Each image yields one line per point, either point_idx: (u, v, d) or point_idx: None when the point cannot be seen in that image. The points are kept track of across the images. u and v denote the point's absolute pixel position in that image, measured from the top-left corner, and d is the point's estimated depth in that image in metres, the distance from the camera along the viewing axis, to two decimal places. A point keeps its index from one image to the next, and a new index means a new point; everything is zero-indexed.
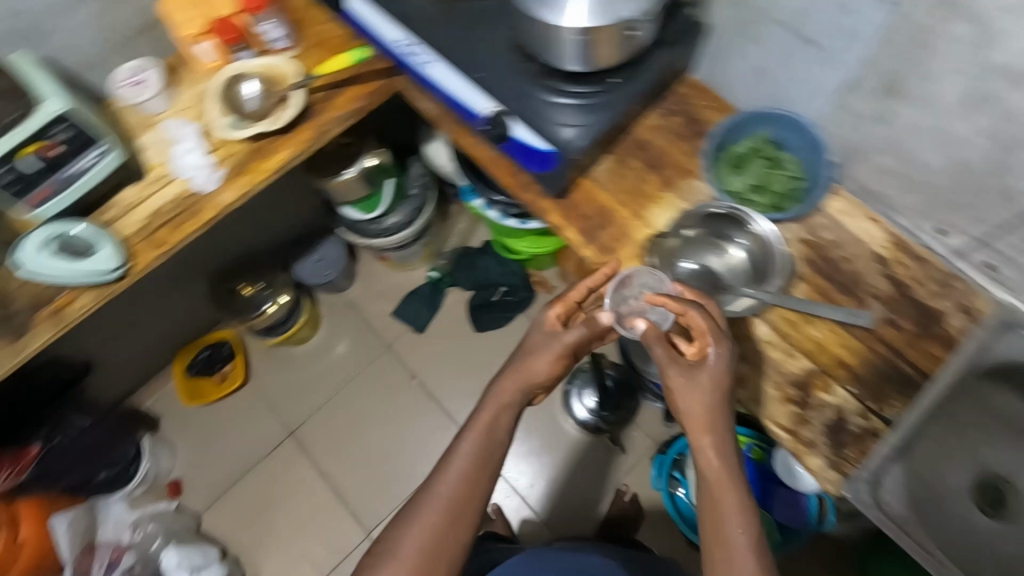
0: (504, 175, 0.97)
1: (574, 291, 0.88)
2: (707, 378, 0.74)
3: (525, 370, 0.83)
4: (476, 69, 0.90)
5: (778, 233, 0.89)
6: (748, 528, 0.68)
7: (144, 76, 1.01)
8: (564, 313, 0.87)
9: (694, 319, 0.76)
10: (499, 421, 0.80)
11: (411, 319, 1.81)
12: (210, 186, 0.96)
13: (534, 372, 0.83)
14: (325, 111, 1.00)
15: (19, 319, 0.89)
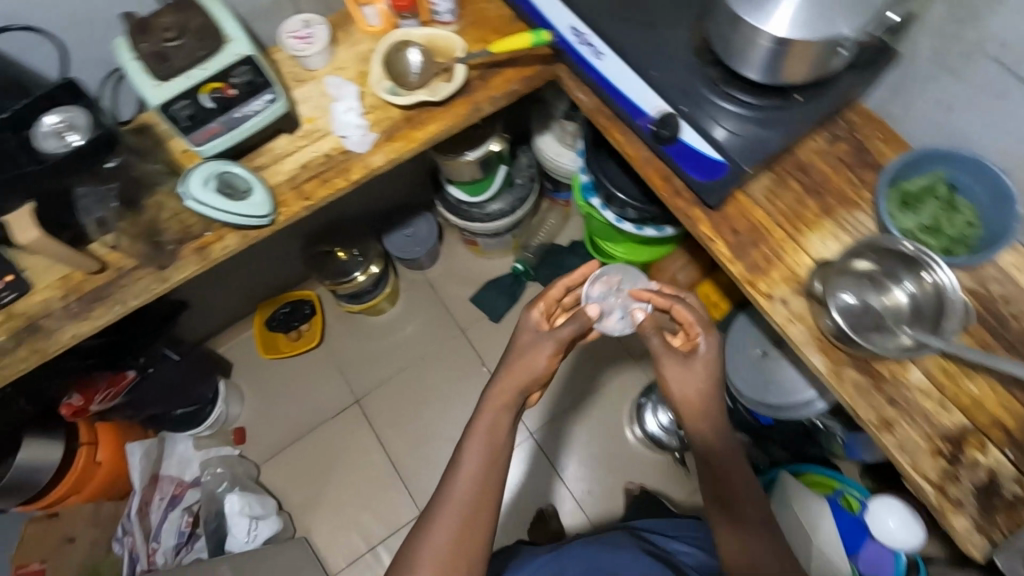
0: (655, 177, 0.93)
1: (553, 288, 0.99)
2: (701, 365, 0.85)
3: (521, 367, 0.87)
4: (651, 66, 0.88)
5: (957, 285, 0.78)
6: (755, 500, 0.82)
7: (309, 31, 1.00)
8: (546, 310, 0.97)
9: (684, 309, 0.90)
10: (499, 424, 0.84)
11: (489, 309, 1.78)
12: (362, 147, 0.96)
13: (531, 366, 0.87)
14: (481, 89, 0.99)
15: (165, 247, 0.91)
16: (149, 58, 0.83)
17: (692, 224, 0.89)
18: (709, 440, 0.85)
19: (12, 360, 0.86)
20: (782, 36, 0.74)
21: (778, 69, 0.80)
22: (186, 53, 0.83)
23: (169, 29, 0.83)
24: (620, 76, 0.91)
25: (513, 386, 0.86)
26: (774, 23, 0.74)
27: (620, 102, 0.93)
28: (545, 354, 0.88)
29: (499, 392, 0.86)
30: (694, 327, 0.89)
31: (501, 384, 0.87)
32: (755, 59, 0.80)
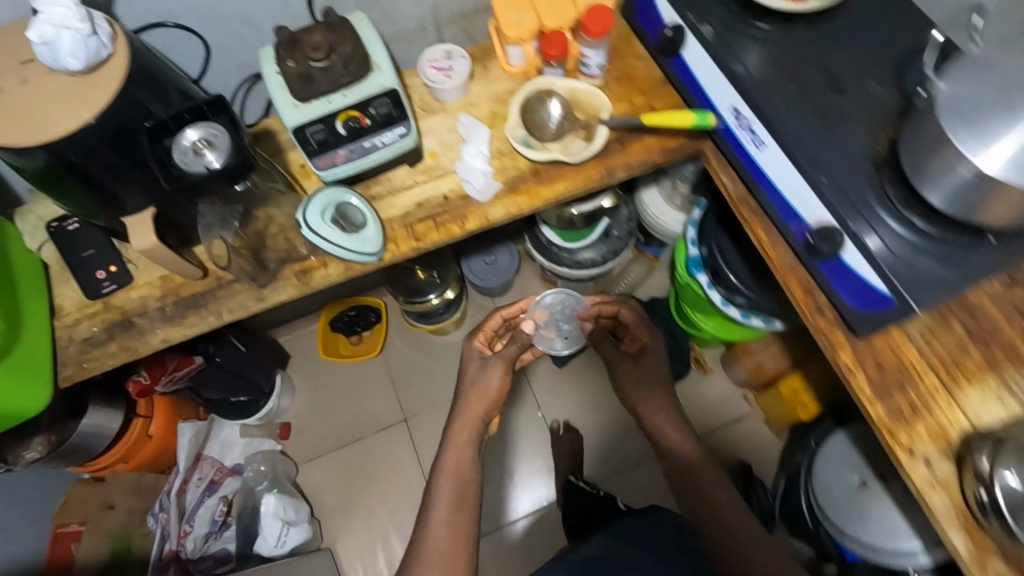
0: (795, 287, 0.84)
1: (495, 317, 1.17)
2: (649, 360, 1.15)
3: (471, 396, 1.06)
4: (819, 170, 0.79)
5: None
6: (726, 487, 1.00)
7: (450, 64, 0.95)
8: (488, 333, 1.17)
9: (627, 312, 1.15)
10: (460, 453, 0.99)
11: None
12: (485, 196, 0.91)
13: (488, 387, 1.07)
14: (618, 154, 0.92)
15: (267, 264, 0.88)
16: (293, 76, 0.79)
17: (832, 350, 0.80)
18: (673, 434, 1.09)
19: (102, 354, 0.85)
20: (996, 174, 0.63)
21: (974, 206, 0.68)
22: (330, 77, 0.80)
23: (317, 47, 0.80)
24: (778, 171, 0.82)
25: (469, 416, 1.04)
26: (987, 157, 0.64)
27: (772, 199, 0.85)
28: (494, 375, 1.08)
29: (460, 429, 1.03)
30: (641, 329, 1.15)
31: (464, 418, 1.04)
32: (949, 187, 0.69)
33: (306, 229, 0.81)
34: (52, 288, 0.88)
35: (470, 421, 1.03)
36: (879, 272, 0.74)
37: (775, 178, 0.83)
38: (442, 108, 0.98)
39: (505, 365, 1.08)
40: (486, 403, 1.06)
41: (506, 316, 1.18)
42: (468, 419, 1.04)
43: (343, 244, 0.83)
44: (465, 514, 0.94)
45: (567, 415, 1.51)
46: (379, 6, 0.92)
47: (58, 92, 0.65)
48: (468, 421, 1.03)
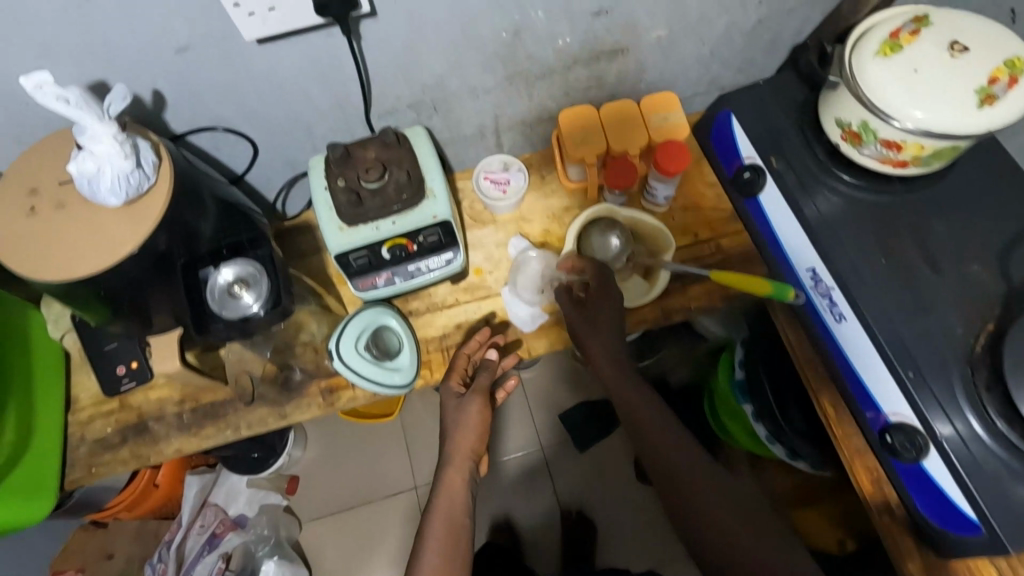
0: (866, 478, 0.76)
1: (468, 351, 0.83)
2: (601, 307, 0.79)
3: (459, 428, 0.80)
4: (907, 364, 0.70)
5: None
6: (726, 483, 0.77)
7: (507, 177, 0.92)
8: (463, 373, 0.82)
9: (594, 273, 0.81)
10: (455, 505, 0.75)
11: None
12: (528, 327, 0.85)
13: (473, 428, 0.80)
14: (678, 295, 0.85)
15: (292, 377, 0.83)
16: (342, 197, 0.74)
17: (899, 560, 0.73)
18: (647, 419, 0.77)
19: (112, 460, 0.81)
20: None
21: None
22: (379, 202, 0.74)
23: (372, 169, 0.75)
24: (856, 349, 0.74)
25: (460, 456, 0.79)
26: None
27: (845, 374, 0.77)
28: (474, 413, 0.80)
29: (451, 472, 0.78)
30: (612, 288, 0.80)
31: (453, 463, 0.78)
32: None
33: (339, 361, 0.76)
34: (72, 378, 0.85)
35: (461, 472, 0.78)
36: (966, 490, 0.66)
37: (852, 355, 0.75)
38: (493, 220, 0.92)
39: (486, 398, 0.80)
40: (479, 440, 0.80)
41: (471, 354, 0.83)
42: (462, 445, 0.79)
43: (376, 377, 0.78)
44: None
45: (574, 489, 1.35)
46: (441, 116, 0.86)
47: (92, 225, 0.60)
48: (465, 445, 0.79)
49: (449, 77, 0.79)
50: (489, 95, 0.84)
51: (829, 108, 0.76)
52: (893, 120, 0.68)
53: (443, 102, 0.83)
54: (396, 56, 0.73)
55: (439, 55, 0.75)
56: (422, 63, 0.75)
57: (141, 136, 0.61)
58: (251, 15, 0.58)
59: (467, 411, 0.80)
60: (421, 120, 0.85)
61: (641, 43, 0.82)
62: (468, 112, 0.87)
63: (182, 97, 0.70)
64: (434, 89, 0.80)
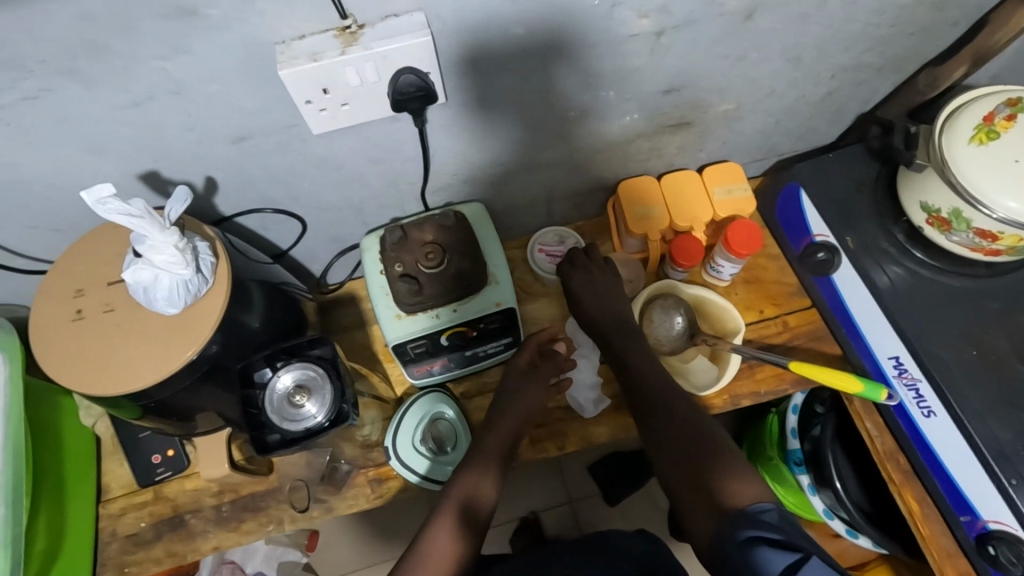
0: None
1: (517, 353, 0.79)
2: (607, 275, 0.82)
3: (508, 405, 0.75)
4: (1009, 470, 0.67)
5: None
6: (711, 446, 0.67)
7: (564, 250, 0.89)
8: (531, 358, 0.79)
9: (590, 263, 0.83)
10: (495, 446, 0.72)
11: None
12: (588, 412, 0.79)
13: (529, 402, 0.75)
14: (745, 377, 0.80)
15: (338, 469, 0.78)
16: (401, 285, 0.70)
17: None
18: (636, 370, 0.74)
19: (146, 558, 0.76)
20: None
21: None
22: (439, 289, 0.70)
23: (431, 254, 0.71)
24: (948, 448, 0.70)
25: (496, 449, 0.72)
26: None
27: (936, 473, 0.71)
28: (540, 394, 0.76)
29: (489, 437, 0.72)
30: (599, 280, 0.82)
31: (494, 426, 0.73)
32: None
33: (394, 459, 0.72)
34: (102, 467, 0.80)
35: (493, 468, 0.70)
36: None
37: (944, 455, 0.70)
38: (545, 292, 0.88)
39: (545, 380, 0.77)
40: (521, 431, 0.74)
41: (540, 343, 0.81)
42: (497, 440, 0.72)
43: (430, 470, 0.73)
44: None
45: None
46: (496, 190, 0.82)
47: (142, 331, 0.56)
48: (503, 439, 0.72)
49: (507, 153, 0.75)
50: (547, 169, 0.80)
51: (911, 190, 0.73)
52: (989, 211, 0.64)
53: (500, 176, 0.79)
54: (457, 136, 0.69)
55: (500, 133, 0.71)
56: (486, 141, 0.71)
57: (196, 236, 0.57)
58: (321, 110, 0.55)
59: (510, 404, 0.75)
60: (475, 194, 0.81)
61: (706, 117, 0.79)
62: (524, 184, 0.83)
63: (233, 183, 0.66)
64: (493, 165, 0.76)
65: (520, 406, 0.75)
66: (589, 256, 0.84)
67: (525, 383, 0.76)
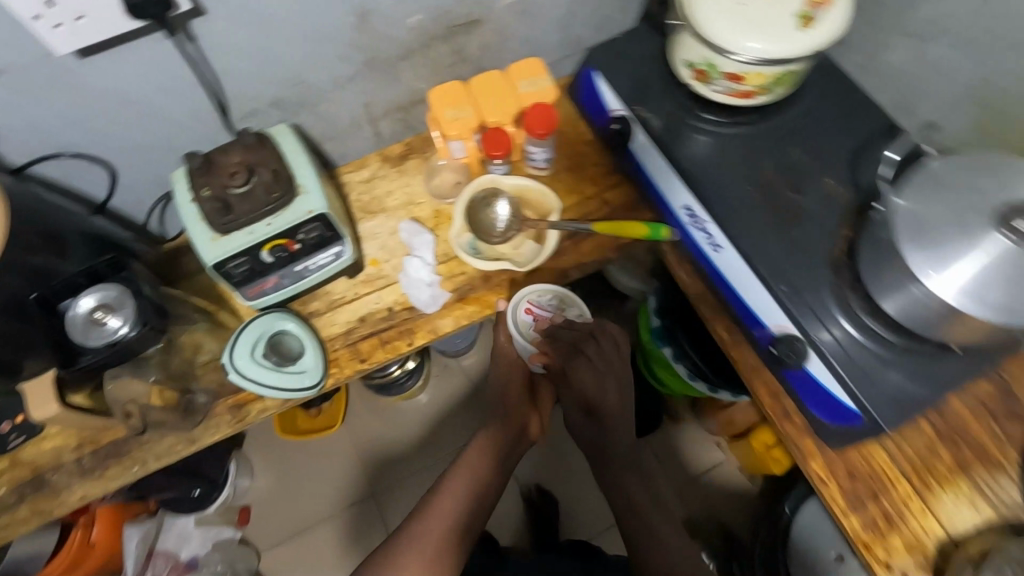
0: (762, 393, 0.80)
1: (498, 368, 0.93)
2: (614, 352, 0.84)
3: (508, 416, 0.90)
4: (781, 279, 0.75)
5: None
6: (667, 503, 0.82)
7: (551, 318, 0.85)
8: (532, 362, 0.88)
9: (600, 351, 0.83)
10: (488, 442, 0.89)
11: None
12: (431, 309, 0.85)
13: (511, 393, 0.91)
14: (570, 253, 0.87)
15: (195, 400, 0.80)
16: (209, 207, 0.72)
17: (803, 460, 0.77)
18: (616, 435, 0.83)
19: (12, 521, 0.76)
20: (949, 298, 0.61)
21: (941, 327, 0.65)
22: (250, 206, 0.72)
23: (236, 174, 0.73)
24: (738, 276, 0.78)
25: (485, 465, 0.87)
26: (943, 280, 0.61)
27: (732, 300, 0.80)
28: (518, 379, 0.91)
29: (491, 433, 0.90)
30: (608, 384, 0.82)
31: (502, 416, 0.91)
32: (905, 301, 0.67)
33: (235, 373, 0.76)
34: None
35: (495, 471, 0.87)
36: (846, 387, 0.71)
37: (730, 279, 0.79)
38: (384, 208, 0.92)
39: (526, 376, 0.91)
40: (513, 444, 0.89)
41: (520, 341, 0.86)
42: (483, 455, 0.88)
43: (289, 384, 0.77)
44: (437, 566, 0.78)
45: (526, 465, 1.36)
46: (310, 113, 0.85)
47: None
48: (488, 451, 0.88)
49: (305, 70, 0.78)
50: (354, 85, 0.83)
51: (677, 51, 0.80)
52: (736, 56, 0.71)
53: (308, 97, 0.82)
54: (242, 54, 0.71)
55: (285, 49, 0.73)
56: (275, 58, 0.74)
57: None
58: (56, 27, 0.55)
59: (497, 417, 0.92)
60: (288, 119, 0.83)
61: (494, 14, 0.83)
62: (338, 104, 0.86)
63: (11, 127, 0.66)
64: (296, 84, 0.79)
65: (513, 424, 0.90)
66: (610, 340, 0.84)
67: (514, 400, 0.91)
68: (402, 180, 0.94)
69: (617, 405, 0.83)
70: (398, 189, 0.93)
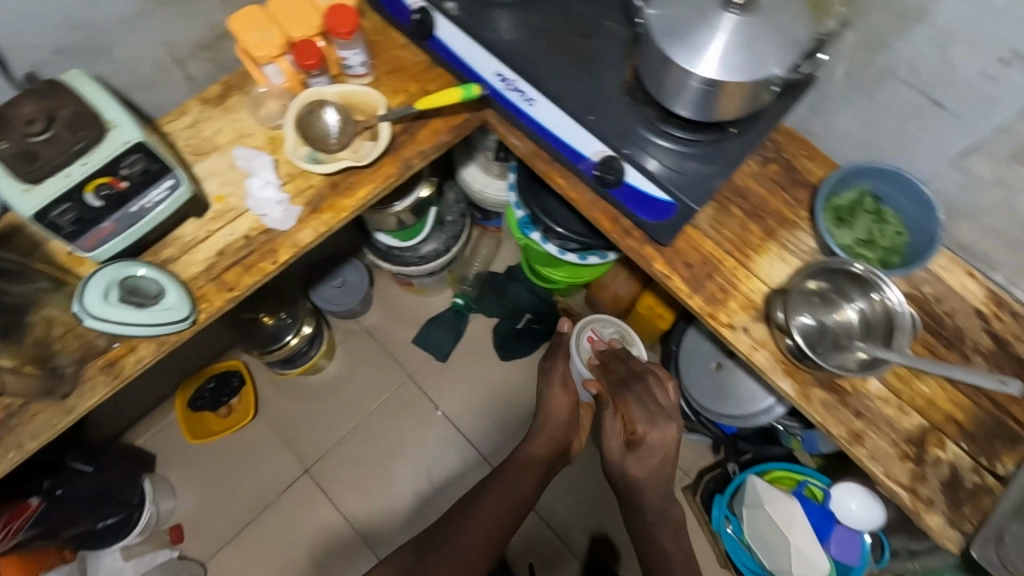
0: (603, 219, 0.91)
1: (559, 398, 1.26)
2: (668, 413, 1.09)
3: (545, 437, 1.24)
4: (589, 111, 0.84)
5: (903, 300, 0.80)
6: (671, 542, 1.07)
7: (607, 342, 1.31)
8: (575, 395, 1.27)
9: (640, 395, 1.11)
10: (505, 510, 1.12)
11: (476, 388, 1.71)
12: (287, 225, 0.87)
13: (555, 418, 1.24)
14: (407, 145, 0.93)
15: (61, 370, 0.78)
16: (13, 159, 0.69)
17: (646, 262, 0.89)
18: (637, 471, 1.07)
19: None
20: (714, 77, 0.73)
21: (714, 107, 0.78)
22: (59, 149, 0.70)
23: (35, 120, 0.69)
24: (555, 122, 0.87)
25: (527, 480, 1.17)
26: (703, 64, 0.73)
27: (557, 146, 0.89)
28: (565, 404, 1.25)
29: (536, 445, 1.23)
30: (656, 419, 1.07)
31: (539, 437, 1.24)
32: (685, 97, 0.79)
33: (94, 320, 0.75)
34: None
35: (530, 486, 1.16)
36: (657, 183, 0.82)
37: (550, 126, 0.88)
38: (216, 147, 0.92)
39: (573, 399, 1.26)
40: (553, 457, 1.23)
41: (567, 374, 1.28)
42: (528, 476, 1.18)
43: (160, 320, 0.78)
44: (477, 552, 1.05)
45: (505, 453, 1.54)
46: (103, 58, 0.83)
47: None
48: (535, 466, 1.19)
49: (81, 10, 0.75)
50: (143, 21, 0.82)
51: None
52: None
53: (96, 39, 0.80)
54: None
55: None
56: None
57: None
58: None
59: (543, 441, 1.23)
60: (81, 67, 0.81)
61: None
62: (134, 46, 0.84)
63: None
64: (77, 25, 0.77)
65: (557, 445, 1.23)
66: (654, 390, 1.12)
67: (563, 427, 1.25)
68: (228, 117, 0.94)
69: (654, 437, 1.05)
70: (227, 127, 0.93)
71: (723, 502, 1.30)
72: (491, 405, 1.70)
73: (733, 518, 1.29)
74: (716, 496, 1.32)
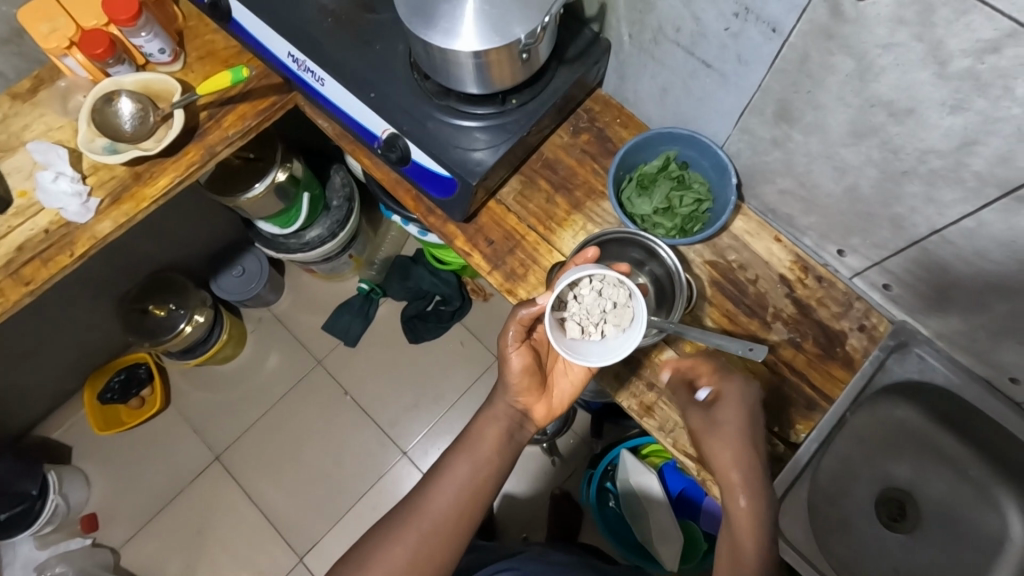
0: (406, 198, 0.91)
1: (508, 350, 0.81)
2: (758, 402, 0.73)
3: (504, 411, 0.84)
4: (370, 89, 0.83)
5: (677, 261, 0.79)
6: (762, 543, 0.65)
7: (600, 295, 0.74)
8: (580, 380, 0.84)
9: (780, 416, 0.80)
10: (446, 525, 0.76)
11: (387, 373, 1.71)
12: (86, 217, 0.87)
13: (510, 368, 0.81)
14: (212, 132, 0.92)
15: None
16: None
17: (447, 239, 0.88)
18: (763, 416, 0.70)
19: None
20: (477, 48, 0.69)
21: (489, 79, 0.75)
22: None
23: None
24: (343, 102, 0.87)
25: (489, 443, 0.82)
26: (461, 39, 0.69)
27: (352, 128, 0.89)
28: (515, 357, 0.81)
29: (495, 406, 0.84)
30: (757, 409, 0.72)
31: (499, 394, 0.84)
32: (466, 76, 0.75)
33: None
34: None
35: (482, 457, 0.81)
36: (434, 159, 0.81)
37: (341, 104, 0.87)
38: (20, 143, 0.91)
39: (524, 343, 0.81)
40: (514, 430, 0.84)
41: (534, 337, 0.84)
42: (490, 435, 0.82)
43: None
44: (439, 540, 0.76)
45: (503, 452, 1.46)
46: None
47: None
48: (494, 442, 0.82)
49: None
50: None
51: None
52: None
53: None
54: None
55: None
56: None
57: None
58: None
59: (500, 405, 0.84)
60: None
61: None
62: None
63: None
64: None
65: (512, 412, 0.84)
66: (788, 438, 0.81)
67: (520, 389, 0.83)
68: (36, 112, 0.92)
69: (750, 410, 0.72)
70: (33, 123, 0.92)
71: (596, 476, 1.29)
72: (401, 388, 1.70)
73: (612, 491, 1.27)
74: (589, 472, 1.31)
